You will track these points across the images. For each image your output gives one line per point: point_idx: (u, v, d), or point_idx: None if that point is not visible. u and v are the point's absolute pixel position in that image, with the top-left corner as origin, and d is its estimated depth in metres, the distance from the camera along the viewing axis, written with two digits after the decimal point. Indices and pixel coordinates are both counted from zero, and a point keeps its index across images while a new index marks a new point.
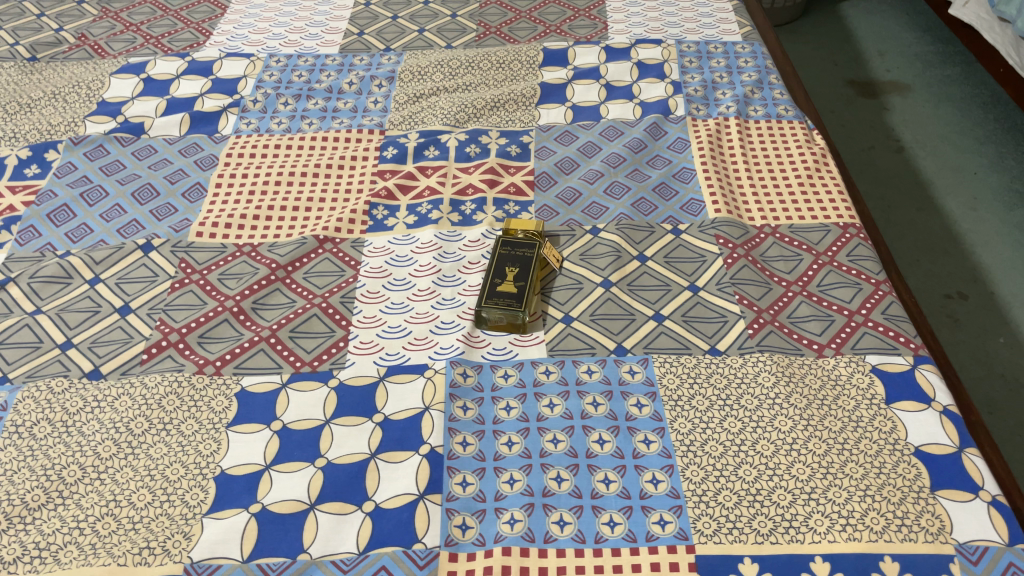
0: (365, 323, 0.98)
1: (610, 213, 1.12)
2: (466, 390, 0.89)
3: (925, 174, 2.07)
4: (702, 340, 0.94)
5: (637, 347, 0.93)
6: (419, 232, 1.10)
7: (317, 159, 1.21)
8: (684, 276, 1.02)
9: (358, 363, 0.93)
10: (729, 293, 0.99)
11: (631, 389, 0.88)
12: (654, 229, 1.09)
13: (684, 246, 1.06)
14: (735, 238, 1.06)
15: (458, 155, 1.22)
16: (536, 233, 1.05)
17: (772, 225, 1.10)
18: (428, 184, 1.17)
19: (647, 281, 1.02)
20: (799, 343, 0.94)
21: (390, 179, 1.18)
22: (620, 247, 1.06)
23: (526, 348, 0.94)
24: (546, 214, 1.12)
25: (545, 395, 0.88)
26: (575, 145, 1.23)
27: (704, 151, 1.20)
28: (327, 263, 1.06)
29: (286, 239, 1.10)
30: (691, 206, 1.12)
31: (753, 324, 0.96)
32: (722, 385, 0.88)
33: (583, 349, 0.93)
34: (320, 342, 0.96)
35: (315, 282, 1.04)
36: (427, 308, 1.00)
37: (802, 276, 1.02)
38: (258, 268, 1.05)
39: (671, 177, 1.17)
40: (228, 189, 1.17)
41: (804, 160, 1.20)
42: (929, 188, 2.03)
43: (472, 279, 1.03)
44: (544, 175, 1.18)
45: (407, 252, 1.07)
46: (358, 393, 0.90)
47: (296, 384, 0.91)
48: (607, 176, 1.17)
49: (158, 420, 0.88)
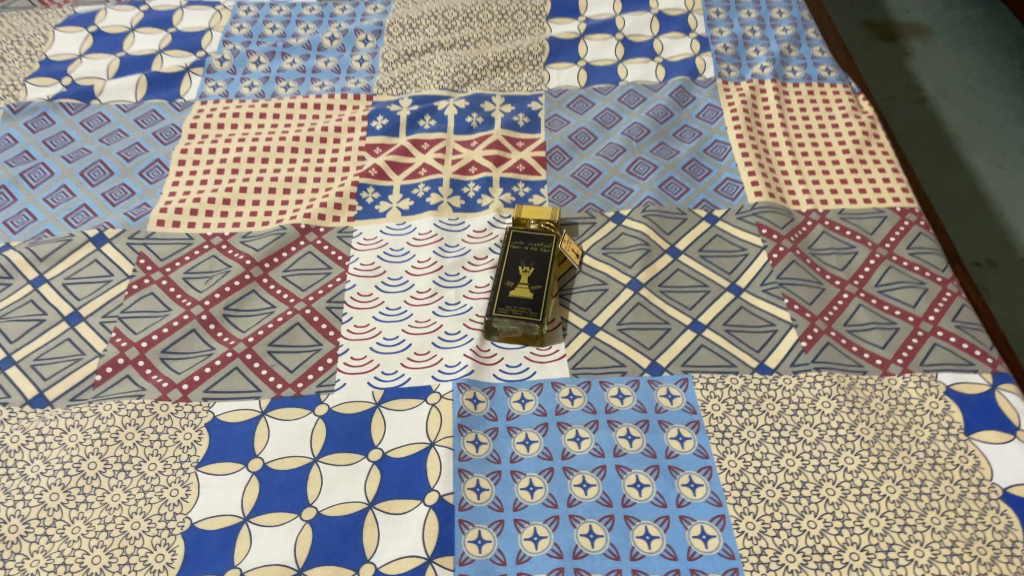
0: (357, 334, 0.85)
1: (634, 196, 0.97)
2: (477, 420, 0.76)
3: (949, 127, 1.91)
4: (749, 355, 0.81)
5: (675, 365, 0.80)
6: (416, 221, 0.96)
7: (296, 131, 1.06)
8: (724, 274, 0.89)
9: (350, 385, 0.80)
10: (777, 296, 0.86)
11: (670, 417, 0.76)
12: (686, 216, 0.95)
13: (721, 237, 0.93)
14: (780, 228, 0.93)
15: (458, 126, 1.06)
16: (552, 224, 0.91)
17: (819, 211, 0.97)
18: (425, 162, 1.02)
19: (681, 281, 0.88)
20: (859, 357, 0.81)
21: (380, 155, 1.03)
22: (648, 239, 0.92)
23: (545, 365, 0.81)
24: (561, 198, 0.98)
25: (570, 426, 0.75)
26: (591, 113, 1.08)
27: (739, 121, 1.05)
28: (311, 259, 0.92)
29: (261, 229, 0.95)
30: (726, 187, 0.98)
31: (807, 335, 0.83)
32: (775, 413, 0.76)
33: (612, 367, 0.80)
34: (304, 358, 0.82)
35: (297, 282, 0.89)
36: (427, 315, 0.86)
37: (857, 274, 0.89)
38: (230, 266, 0.91)
39: (702, 152, 1.03)
40: (194, 169, 1.01)
41: (852, 130, 1.05)
42: (953, 143, 1.87)
43: (479, 279, 0.89)
44: (557, 149, 1.04)
45: (402, 245, 0.93)
46: (350, 424, 0.77)
47: (277, 411, 0.78)
48: (630, 152, 1.02)
49: (115, 460, 0.74)
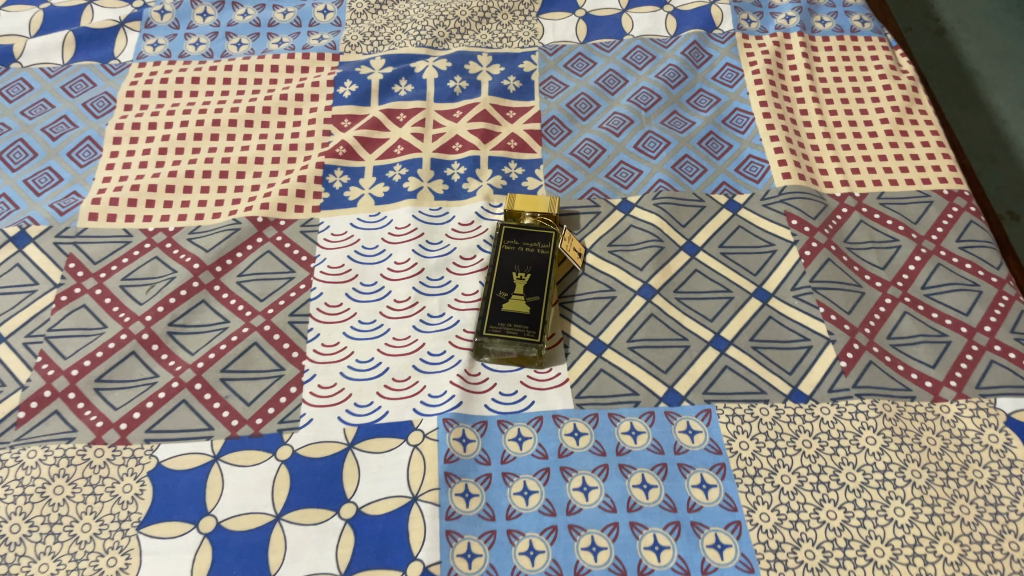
0: (326, 355, 0.73)
1: (644, 178, 0.84)
2: (467, 465, 0.65)
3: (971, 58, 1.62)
4: (781, 379, 0.70)
5: (696, 394, 0.69)
6: (392, 211, 0.83)
7: (249, 101, 0.91)
8: (748, 277, 0.77)
9: (317, 421, 0.68)
10: (810, 303, 0.75)
11: (691, 459, 0.65)
12: (703, 204, 0.83)
13: (745, 229, 0.81)
14: (812, 218, 0.81)
15: (438, 93, 0.92)
16: (550, 218, 0.78)
17: (855, 195, 0.84)
18: (401, 138, 0.88)
19: (699, 286, 0.76)
20: (906, 380, 0.71)
21: (349, 129, 0.89)
22: (660, 234, 0.80)
23: (544, 393, 0.70)
24: (560, 181, 0.85)
25: (575, 472, 0.65)
26: (593, 75, 0.94)
27: (762, 84, 0.92)
28: (269, 261, 0.79)
29: (212, 223, 0.82)
30: (749, 166, 0.86)
31: (847, 353, 0.72)
32: (812, 452, 0.66)
33: (622, 396, 0.69)
34: (263, 387, 0.71)
35: (254, 290, 0.77)
36: (407, 330, 0.74)
37: (900, 275, 0.78)
38: (175, 271, 0.78)
39: (720, 123, 0.90)
40: (131, 149, 0.87)
41: (891, 94, 0.92)
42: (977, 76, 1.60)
43: (466, 285, 0.77)
44: (554, 121, 0.90)
45: (377, 242, 0.81)
46: (318, 471, 0.65)
47: (233, 456, 0.67)
48: (637, 124, 0.89)
49: (41, 521, 0.63)
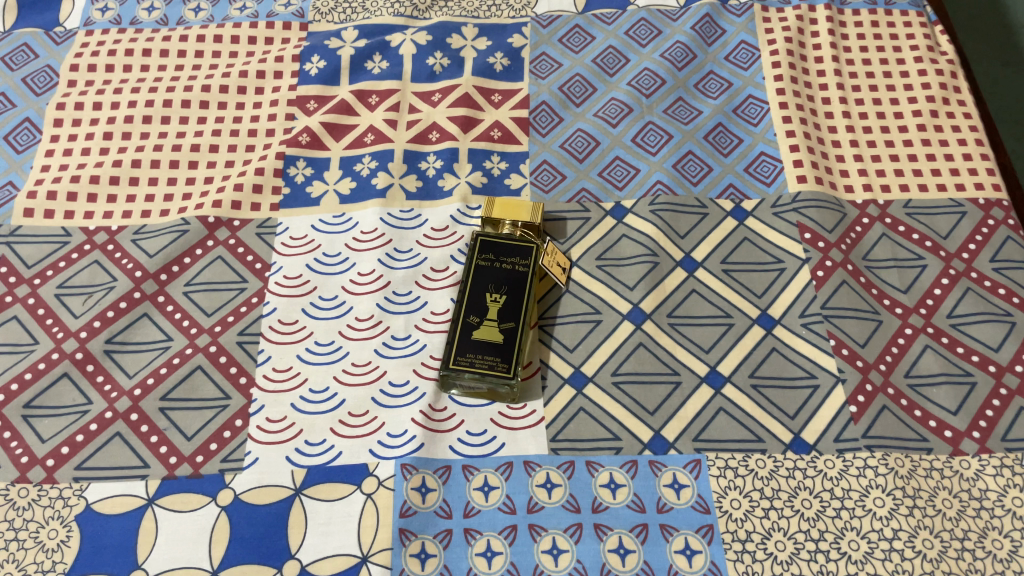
0: (277, 382, 0.66)
1: (641, 179, 0.75)
2: (426, 520, 0.59)
3: None
4: (781, 425, 0.63)
5: (686, 442, 0.62)
6: (357, 211, 0.74)
7: (206, 78, 0.82)
8: (752, 299, 0.69)
9: (263, 461, 0.62)
10: (819, 334, 0.67)
11: (675, 520, 0.58)
12: (706, 211, 0.74)
13: (751, 242, 0.72)
14: (827, 231, 0.72)
15: (416, 72, 0.83)
16: (531, 228, 0.70)
17: (878, 202, 0.75)
18: (371, 125, 0.79)
19: (697, 309, 0.68)
20: (923, 428, 0.63)
21: (315, 113, 0.80)
22: (655, 246, 0.71)
23: (515, 434, 0.63)
24: (546, 180, 0.76)
25: (545, 531, 0.58)
26: (590, 53, 0.84)
27: (780, 69, 0.82)
28: (220, 269, 0.71)
29: (159, 222, 0.74)
30: (760, 166, 0.76)
31: (857, 396, 0.64)
32: (812, 515, 0.59)
33: (603, 440, 0.62)
34: (206, 419, 0.64)
35: (201, 304, 0.70)
36: (368, 355, 0.67)
37: (924, 301, 0.69)
38: (116, 279, 0.71)
39: (731, 113, 0.80)
40: (73, 133, 0.79)
41: (926, 82, 0.81)
42: None
43: (436, 302, 0.69)
44: (543, 108, 0.80)
45: (340, 248, 0.73)
46: (261, 521, 0.59)
47: (169, 500, 0.60)
48: (636, 114, 0.79)
49: None
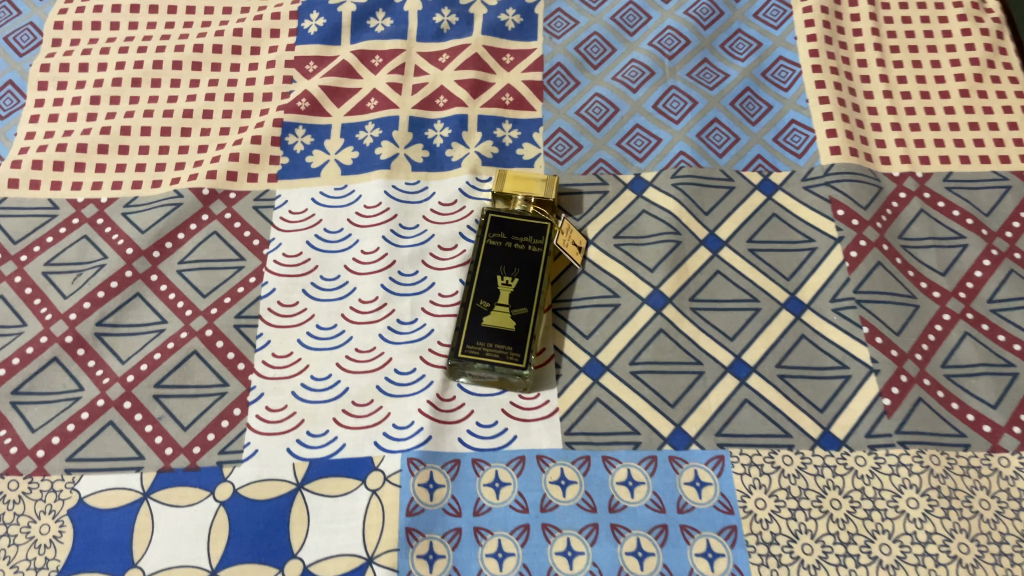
0: (276, 369, 0.62)
1: (662, 149, 0.70)
2: (434, 518, 0.56)
3: None
4: (809, 419, 0.59)
5: (708, 437, 0.58)
6: (360, 183, 0.70)
7: (198, 37, 0.77)
8: (780, 282, 0.65)
9: (263, 453, 0.59)
10: (851, 321, 0.63)
11: (697, 521, 0.55)
12: (732, 185, 0.69)
13: (780, 219, 0.67)
14: (862, 208, 0.67)
15: (422, 30, 0.78)
16: (545, 204, 0.66)
17: (916, 175, 0.70)
18: (375, 89, 0.74)
19: (721, 292, 0.64)
20: (961, 423, 0.59)
21: (314, 76, 0.75)
22: (677, 224, 0.67)
23: (528, 427, 0.60)
24: (561, 149, 0.71)
25: (559, 531, 0.55)
26: (609, 11, 0.79)
27: (813, 28, 0.76)
28: (215, 245, 0.67)
29: (151, 195, 0.70)
30: (791, 135, 0.71)
31: (891, 388, 0.60)
32: (841, 517, 0.55)
33: (620, 434, 0.59)
34: (202, 408, 0.61)
35: (197, 284, 0.66)
36: (372, 340, 0.63)
37: (963, 284, 0.65)
38: (106, 256, 0.67)
39: (759, 77, 0.74)
40: (59, 97, 0.74)
41: (970, 43, 0.76)
42: None
43: (444, 283, 0.65)
44: (558, 70, 0.75)
45: (342, 224, 0.68)
46: (261, 518, 0.56)
47: (165, 494, 0.57)
48: (658, 77, 0.74)
49: None
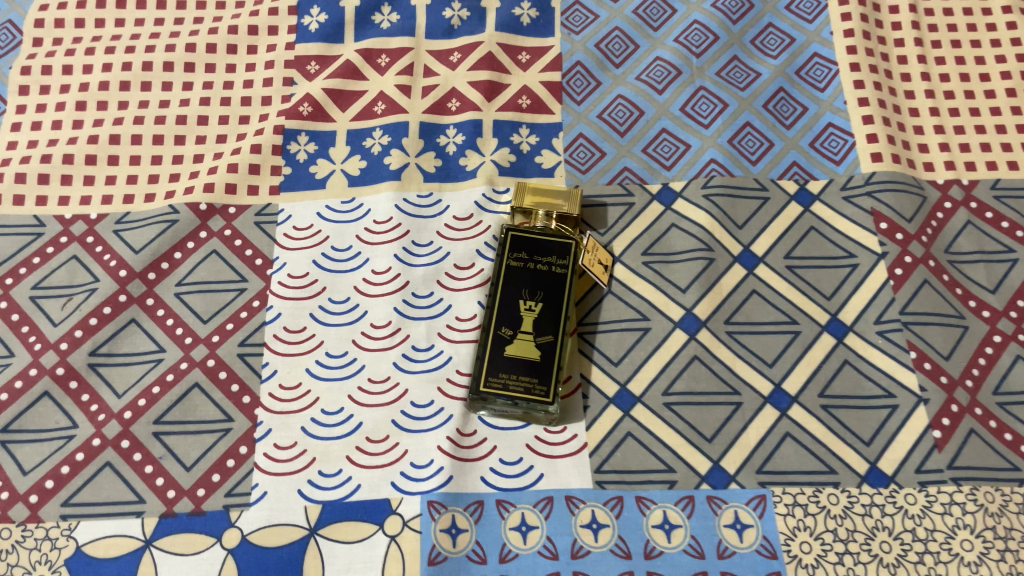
0: (284, 401, 0.58)
1: (692, 157, 0.66)
2: (458, 567, 0.52)
3: None
4: (855, 453, 0.56)
5: (748, 475, 0.55)
6: (369, 196, 0.65)
7: (190, 35, 0.72)
8: (819, 302, 0.61)
9: (272, 495, 0.55)
10: (897, 345, 0.59)
11: (739, 567, 0.52)
12: (767, 195, 0.64)
13: (818, 233, 0.63)
14: (905, 221, 0.63)
15: (431, 26, 0.73)
16: (569, 220, 0.61)
17: (962, 182, 0.66)
18: (382, 91, 0.70)
19: (758, 314, 0.60)
20: (1015, 455, 0.56)
21: (317, 77, 0.70)
22: (710, 239, 0.62)
23: (555, 463, 0.56)
24: (583, 157, 0.66)
25: None
26: (631, 4, 0.74)
27: (850, 23, 0.71)
28: (215, 265, 0.63)
29: (144, 210, 0.65)
30: (828, 140, 0.67)
31: (942, 419, 0.56)
32: (893, 562, 0.52)
33: (654, 472, 0.55)
34: (206, 446, 0.57)
35: (196, 308, 0.61)
36: (386, 369, 0.59)
37: (1015, 303, 0.61)
38: (98, 280, 0.62)
39: (793, 75, 0.70)
40: (42, 103, 0.69)
41: (1014, 37, 0.71)
42: None
43: (461, 306, 0.61)
44: (578, 69, 0.70)
45: (350, 240, 0.64)
46: (273, 567, 0.52)
47: (169, 541, 0.53)
48: (685, 77, 0.69)
49: None
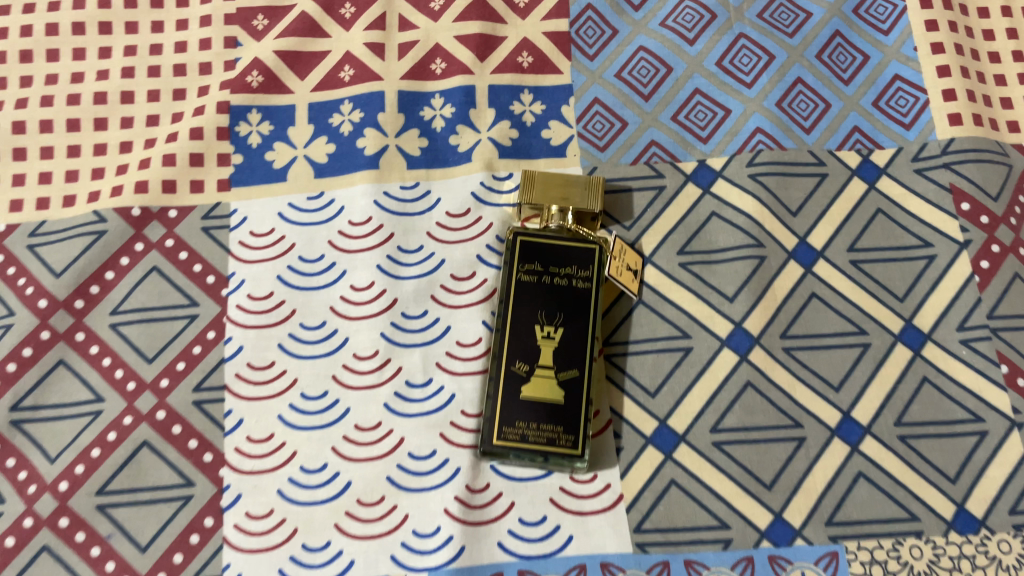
0: (255, 458, 0.48)
1: (731, 125, 0.54)
2: None
3: None
4: (939, 493, 0.47)
5: (816, 528, 0.46)
6: (341, 189, 0.53)
7: None
8: (891, 304, 0.51)
9: None
10: (985, 357, 0.49)
11: None
12: (825, 171, 0.53)
13: (887, 216, 0.52)
14: (991, 198, 0.52)
15: None
16: (592, 211, 0.50)
17: None
18: (349, 52, 0.57)
19: (819, 324, 0.50)
20: None
21: (267, 35, 0.57)
22: (759, 232, 0.52)
23: (587, 522, 0.46)
24: (600, 129, 0.54)
25: None
26: None
27: None
28: (157, 286, 0.52)
29: (63, 218, 0.53)
30: (895, 97, 0.55)
31: None
32: None
33: (704, 529, 0.46)
34: (164, 519, 0.47)
35: (138, 344, 0.50)
36: (375, 412, 0.49)
37: None
38: (14, 312, 0.51)
39: (849, 15, 0.58)
40: None
41: None
42: None
43: (461, 328, 0.50)
44: (588, 15, 0.58)
45: (321, 247, 0.52)
46: None
47: None
48: (720, 22, 0.57)
49: None
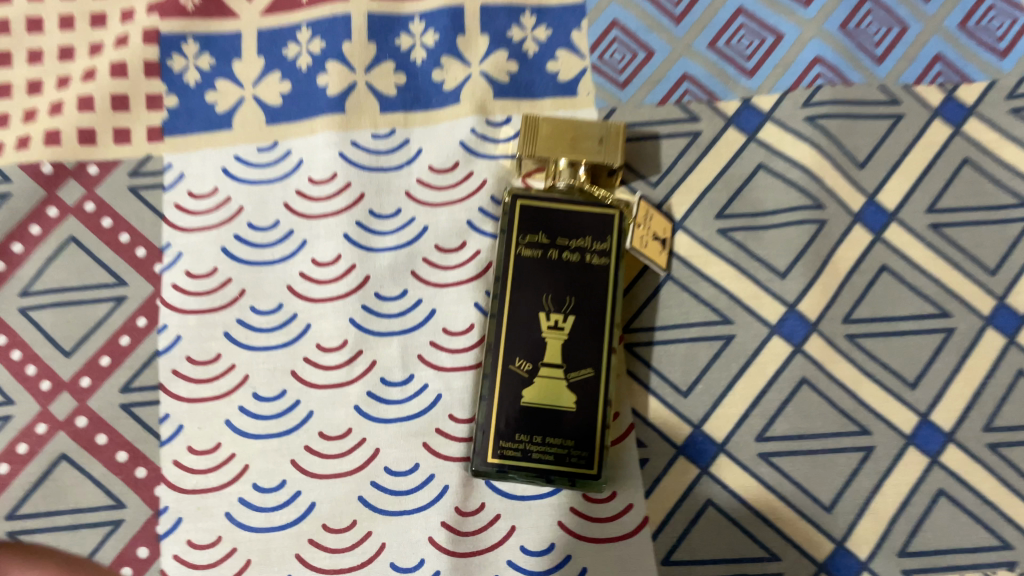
0: (198, 473, 0.39)
1: (783, 53, 0.44)
2: None
3: None
4: None
5: (886, 560, 0.37)
6: (301, 139, 0.43)
7: None
8: (981, 279, 0.41)
9: None
10: None
11: None
12: (900, 112, 0.43)
13: (977, 168, 0.42)
14: None
15: None
16: (614, 163, 0.39)
17: None
18: None
19: (891, 304, 0.40)
20: None
21: None
22: (818, 189, 0.42)
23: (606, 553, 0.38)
24: (619, 60, 0.44)
25: None
26: None
27: None
28: (76, 261, 0.42)
29: None
30: (988, 15, 0.44)
31: None
32: None
33: (748, 562, 0.37)
34: (88, 549, 0.39)
35: (54, 333, 0.41)
36: (343, 416, 0.40)
37: None
38: None
39: None
40: None
41: None
42: None
43: (449, 312, 0.41)
44: None
45: (275, 212, 0.42)
46: None
47: None
48: None
49: None
